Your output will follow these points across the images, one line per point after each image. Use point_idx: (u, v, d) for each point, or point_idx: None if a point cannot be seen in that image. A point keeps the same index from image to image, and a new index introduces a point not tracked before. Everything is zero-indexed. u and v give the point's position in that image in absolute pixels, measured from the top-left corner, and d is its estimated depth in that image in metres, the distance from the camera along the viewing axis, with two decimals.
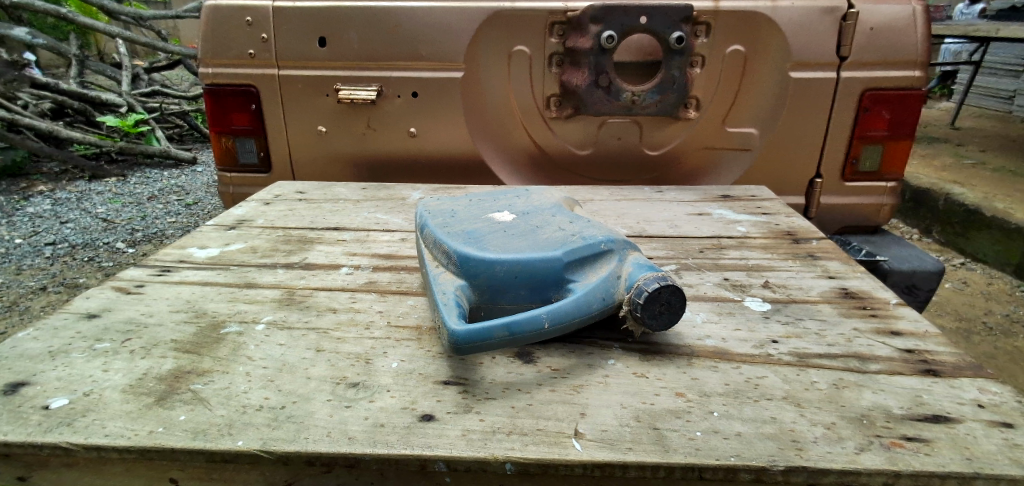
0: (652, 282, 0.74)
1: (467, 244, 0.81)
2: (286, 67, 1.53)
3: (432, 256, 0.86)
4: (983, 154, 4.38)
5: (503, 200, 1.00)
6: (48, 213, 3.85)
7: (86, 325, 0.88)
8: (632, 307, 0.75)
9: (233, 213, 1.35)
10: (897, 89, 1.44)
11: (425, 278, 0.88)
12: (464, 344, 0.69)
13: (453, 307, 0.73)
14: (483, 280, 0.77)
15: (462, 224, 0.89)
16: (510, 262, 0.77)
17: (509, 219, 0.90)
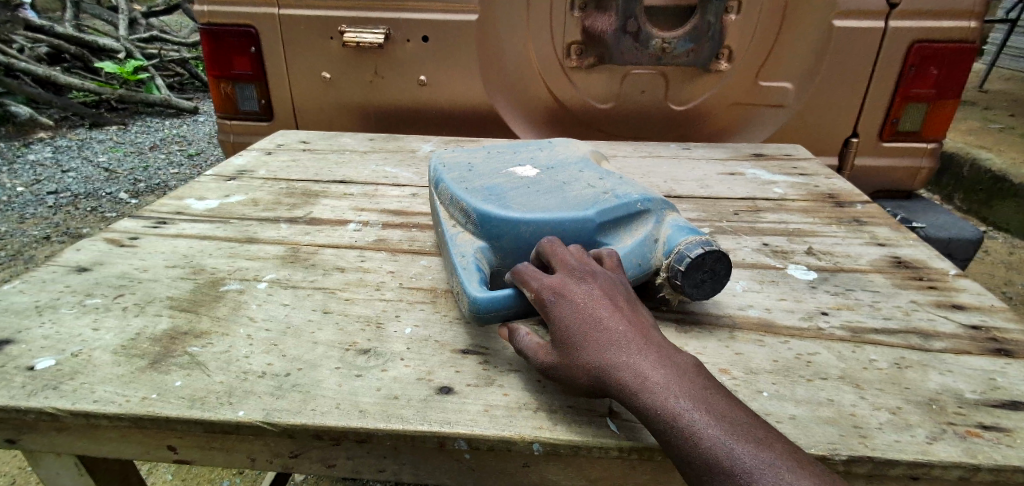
0: (695, 247, 0.66)
1: (488, 200, 0.74)
2: (288, 6, 1.41)
3: (448, 214, 0.79)
4: (1012, 119, 4.21)
5: (524, 154, 0.92)
6: (49, 161, 3.77)
7: (75, 279, 0.82)
8: (671, 274, 0.67)
9: (234, 163, 1.27)
10: (948, 43, 1.32)
11: (440, 237, 0.82)
12: (485, 312, 0.64)
13: (473, 272, 0.68)
14: (506, 241, 0.71)
15: (481, 178, 0.81)
16: (536, 223, 0.70)
17: (533, 175, 0.82)
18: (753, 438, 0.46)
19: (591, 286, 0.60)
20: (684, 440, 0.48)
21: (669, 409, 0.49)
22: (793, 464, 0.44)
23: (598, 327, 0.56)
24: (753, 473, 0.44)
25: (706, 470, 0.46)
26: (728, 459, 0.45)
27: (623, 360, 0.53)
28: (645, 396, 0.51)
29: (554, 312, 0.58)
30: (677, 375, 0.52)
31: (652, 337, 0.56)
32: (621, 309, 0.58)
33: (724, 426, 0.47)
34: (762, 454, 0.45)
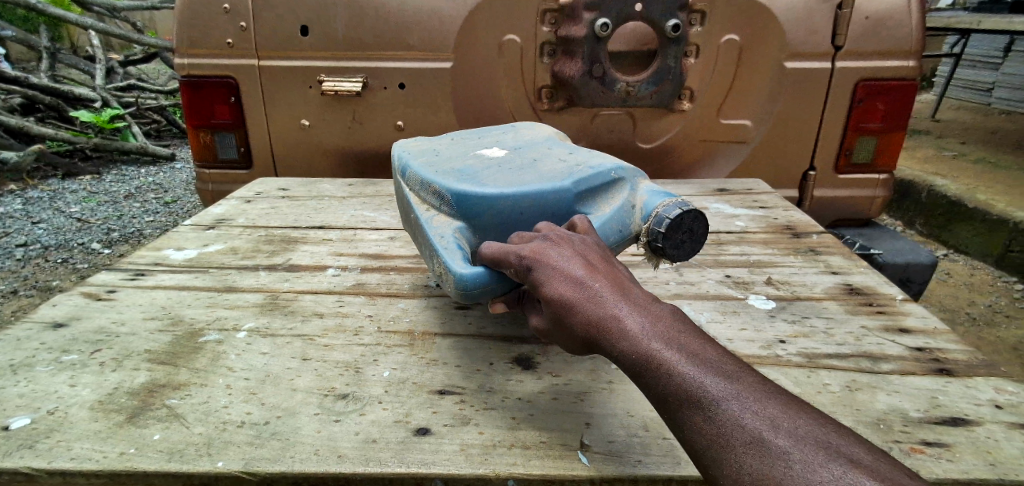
0: (674, 208, 0.73)
1: (462, 181, 0.77)
2: (267, 58, 1.46)
3: (419, 198, 0.81)
4: (964, 146, 4.43)
5: (487, 138, 0.96)
6: (19, 213, 3.72)
7: (51, 335, 0.82)
8: (654, 237, 0.73)
9: (212, 213, 1.29)
10: (893, 79, 1.41)
11: (410, 221, 0.84)
12: (472, 287, 0.69)
13: (455, 250, 0.72)
14: (484, 218, 0.74)
15: (449, 162, 0.84)
16: (514, 196, 0.73)
17: (502, 155, 0.86)
18: (726, 374, 0.50)
19: (569, 247, 0.64)
20: (660, 376, 0.51)
21: (646, 348, 0.53)
22: (761, 392, 0.49)
23: (577, 282, 0.60)
24: (724, 400, 0.48)
25: (681, 403, 0.49)
26: (702, 392, 0.49)
27: (602, 309, 0.57)
28: (622, 338, 0.55)
29: (533, 271, 0.62)
30: (654, 322, 0.55)
31: (628, 289, 0.60)
32: (599, 267, 0.62)
33: (699, 365, 0.51)
34: (734, 386, 0.49)
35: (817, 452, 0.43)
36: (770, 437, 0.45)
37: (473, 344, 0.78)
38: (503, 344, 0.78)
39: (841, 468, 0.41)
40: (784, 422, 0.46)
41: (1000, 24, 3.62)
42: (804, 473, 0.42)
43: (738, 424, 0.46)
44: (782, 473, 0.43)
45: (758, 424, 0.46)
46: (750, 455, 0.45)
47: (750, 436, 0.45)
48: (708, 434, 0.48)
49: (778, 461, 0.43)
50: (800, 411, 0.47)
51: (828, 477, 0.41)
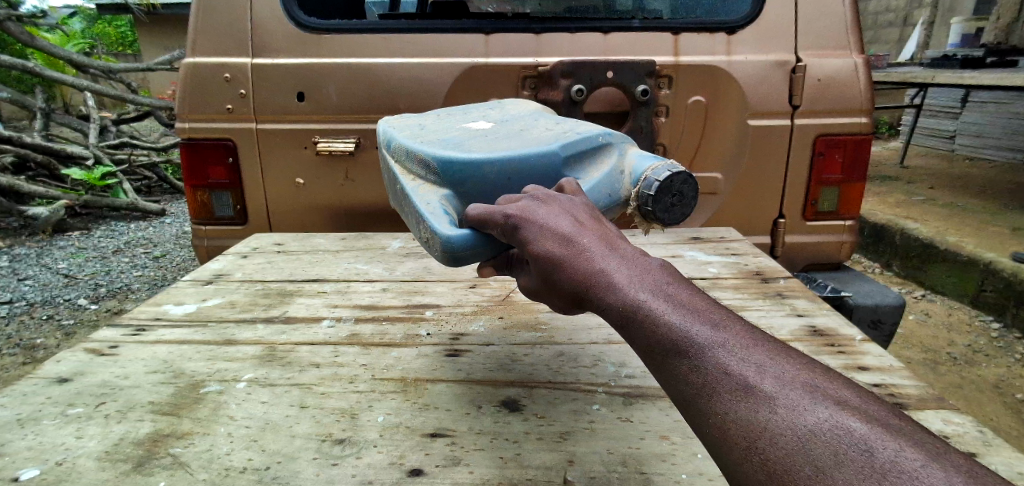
0: (663, 172, 0.82)
1: (448, 149, 0.83)
2: (265, 121, 1.55)
3: (405, 169, 0.87)
4: (932, 191, 4.63)
5: (468, 117, 1.03)
6: (5, 270, 3.71)
7: (56, 390, 0.85)
8: (644, 199, 0.82)
9: (210, 267, 1.34)
10: (847, 134, 1.53)
11: (396, 194, 0.90)
12: (460, 248, 0.74)
13: (441, 214, 0.78)
14: (471, 184, 0.81)
15: (433, 135, 0.90)
16: (500, 162, 0.80)
17: (488, 128, 0.93)
18: (713, 325, 0.54)
19: (560, 210, 0.69)
20: (649, 328, 0.55)
21: (636, 301, 0.57)
22: (747, 342, 0.53)
23: (567, 242, 0.64)
24: (712, 348, 0.52)
25: (670, 352, 0.53)
26: (691, 342, 0.53)
27: (593, 266, 0.61)
28: (612, 294, 0.59)
29: (524, 231, 0.67)
30: (645, 279, 0.59)
31: (618, 247, 0.65)
32: (588, 227, 0.67)
33: (688, 317, 0.55)
34: (723, 336, 0.53)
35: (801, 394, 0.47)
36: (756, 382, 0.49)
37: (463, 388, 0.83)
38: (491, 387, 0.83)
39: (820, 407, 0.46)
40: (770, 369, 0.50)
41: (954, 79, 3.87)
42: (786, 412, 0.46)
43: (725, 370, 0.50)
44: (766, 413, 0.47)
45: (744, 370, 0.50)
46: (735, 397, 0.49)
47: (737, 380, 0.50)
48: (694, 378, 0.52)
49: (763, 403, 0.48)
50: (783, 358, 0.52)
51: (809, 415, 0.46)
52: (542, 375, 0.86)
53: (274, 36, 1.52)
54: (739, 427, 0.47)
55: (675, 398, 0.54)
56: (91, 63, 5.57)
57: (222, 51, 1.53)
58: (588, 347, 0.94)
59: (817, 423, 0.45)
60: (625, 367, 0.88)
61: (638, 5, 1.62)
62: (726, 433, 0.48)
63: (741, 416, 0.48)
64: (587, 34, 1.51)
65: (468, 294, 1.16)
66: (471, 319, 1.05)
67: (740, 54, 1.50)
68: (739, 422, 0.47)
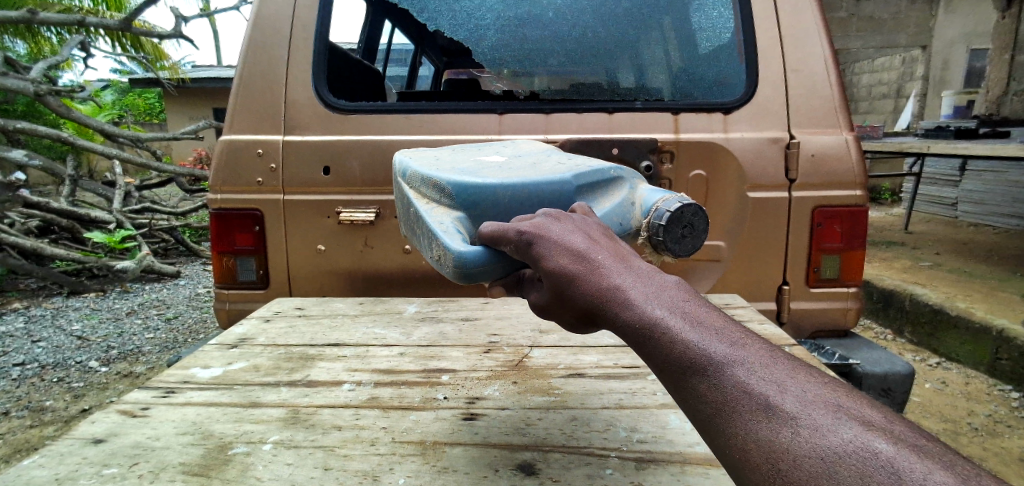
0: (674, 203, 0.89)
1: (462, 176, 0.92)
2: (292, 192, 1.66)
3: (418, 193, 0.95)
4: (939, 257, 4.67)
5: (478, 152, 1.12)
6: (20, 332, 3.77)
7: (91, 450, 0.88)
8: (655, 229, 0.89)
9: (235, 332, 1.40)
10: (844, 206, 1.61)
11: (408, 217, 0.97)
12: (473, 265, 0.81)
13: (454, 234, 0.85)
14: (483, 208, 0.90)
15: (446, 165, 0.99)
16: (516, 188, 0.89)
17: (502, 160, 1.03)
18: (732, 347, 0.58)
19: (574, 228, 0.76)
20: (669, 345, 0.59)
21: (654, 319, 0.61)
22: (767, 364, 0.56)
23: (586, 262, 0.70)
24: (732, 368, 0.56)
25: (690, 369, 0.57)
26: (710, 362, 0.57)
27: (612, 285, 0.67)
28: (630, 310, 0.63)
29: (541, 246, 0.73)
30: (663, 300, 0.64)
31: (633, 268, 0.70)
32: (606, 250, 0.72)
33: (707, 337, 0.59)
34: (742, 358, 0.57)
35: (822, 415, 0.50)
36: (778, 402, 0.52)
37: (480, 451, 0.86)
38: (507, 451, 0.86)
39: (845, 429, 0.48)
40: (792, 390, 0.53)
41: (948, 149, 4.00)
42: (808, 434, 0.49)
43: (745, 390, 0.54)
44: (788, 433, 0.49)
45: (765, 391, 0.53)
46: (756, 416, 0.52)
47: (758, 400, 0.53)
48: (713, 395, 0.55)
49: (784, 423, 0.50)
50: (803, 381, 0.55)
51: (834, 437, 0.48)
52: (556, 439, 0.90)
53: (306, 115, 1.66)
54: (760, 445, 0.50)
55: (694, 417, 0.57)
56: (120, 133, 5.88)
57: (257, 128, 1.66)
58: (599, 412, 0.98)
59: (841, 444, 0.47)
60: (636, 432, 0.91)
61: (640, 85, 1.74)
62: (747, 452, 0.51)
63: (763, 437, 0.50)
64: (594, 113, 1.63)
65: (483, 359, 1.20)
66: (486, 383, 1.09)
67: (738, 132, 1.61)
68: (762, 443, 0.50)
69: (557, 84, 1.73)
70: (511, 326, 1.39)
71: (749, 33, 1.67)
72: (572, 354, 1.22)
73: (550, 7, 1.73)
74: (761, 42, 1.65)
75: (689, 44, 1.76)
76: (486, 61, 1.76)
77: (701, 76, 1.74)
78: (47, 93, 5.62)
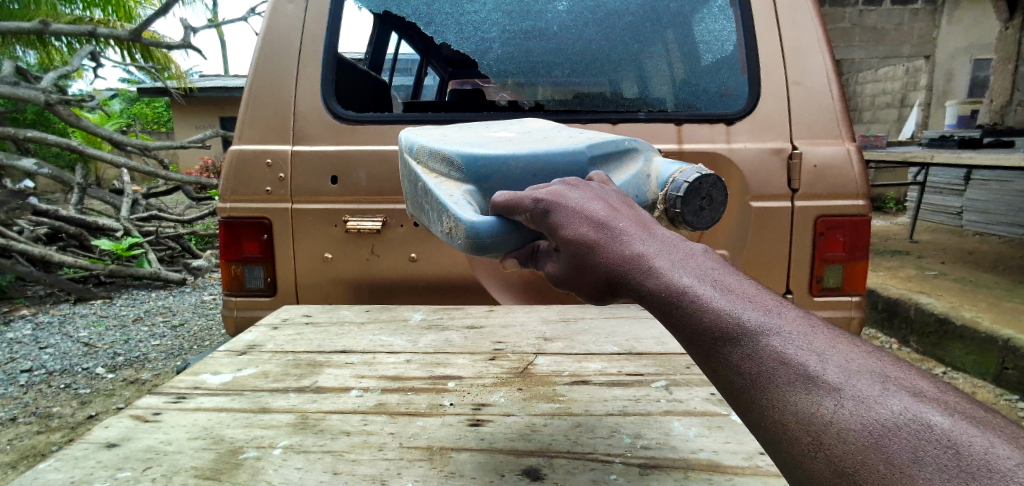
0: (692, 174, 0.92)
1: (472, 150, 0.94)
2: (300, 201, 1.68)
3: (427, 168, 0.98)
4: (944, 266, 4.66)
5: (485, 127, 1.14)
6: (28, 339, 3.81)
7: (105, 454, 0.90)
8: (673, 201, 0.92)
9: (244, 339, 1.42)
10: (846, 216, 1.63)
11: (416, 192, 0.99)
12: (484, 235, 0.83)
13: (465, 206, 0.88)
14: (493, 181, 0.92)
15: (455, 139, 1.01)
16: (530, 159, 0.92)
17: (513, 134, 1.05)
18: (768, 321, 0.62)
19: (589, 195, 0.79)
20: (704, 320, 0.63)
21: (684, 291, 0.65)
22: (805, 337, 0.61)
23: (607, 234, 0.72)
24: (769, 342, 0.60)
25: (727, 343, 0.61)
26: (748, 336, 0.61)
27: (635, 255, 0.70)
28: (655, 279, 0.66)
29: (556, 215, 0.76)
30: (694, 272, 0.68)
31: (656, 236, 0.73)
32: (626, 220, 0.75)
33: (744, 312, 0.63)
34: (779, 333, 0.61)
35: (869, 388, 0.54)
36: (821, 375, 0.56)
37: (486, 457, 0.88)
38: (513, 456, 0.88)
39: (894, 401, 0.53)
40: (835, 363, 0.57)
41: (952, 158, 4.01)
42: (856, 407, 0.53)
43: (788, 364, 0.58)
44: (834, 405, 0.54)
45: (807, 364, 0.58)
46: (800, 389, 0.56)
47: (800, 374, 0.57)
48: (752, 366, 0.59)
49: (829, 396, 0.55)
50: (844, 354, 0.59)
51: (883, 408, 0.52)
52: (561, 445, 0.91)
53: (313, 125, 1.69)
54: (803, 417, 0.55)
55: (728, 390, 0.61)
56: (128, 142, 5.94)
57: (265, 139, 1.68)
58: (604, 419, 0.99)
59: (892, 416, 0.51)
60: (640, 439, 0.92)
61: (642, 96, 1.77)
62: (788, 425, 0.55)
63: (808, 409, 0.55)
64: (598, 124, 1.66)
65: (488, 366, 1.22)
66: (491, 390, 1.11)
67: (740, 142, 1.63)
68: (806, 413, 0.55)
69: (561, 95, 1.77)
70: (516, 334, 1.40)
71: (750, 46, 1.69)
72: (576, 361, 1.24)
73: (555, 21, 1.74)
74: (762, 54, 1.67)
75: (692, 58, 1.79)
76: (492, 73, 1.79)
77: (703, 88, 1.77)
78: (57, 102, 5.68)
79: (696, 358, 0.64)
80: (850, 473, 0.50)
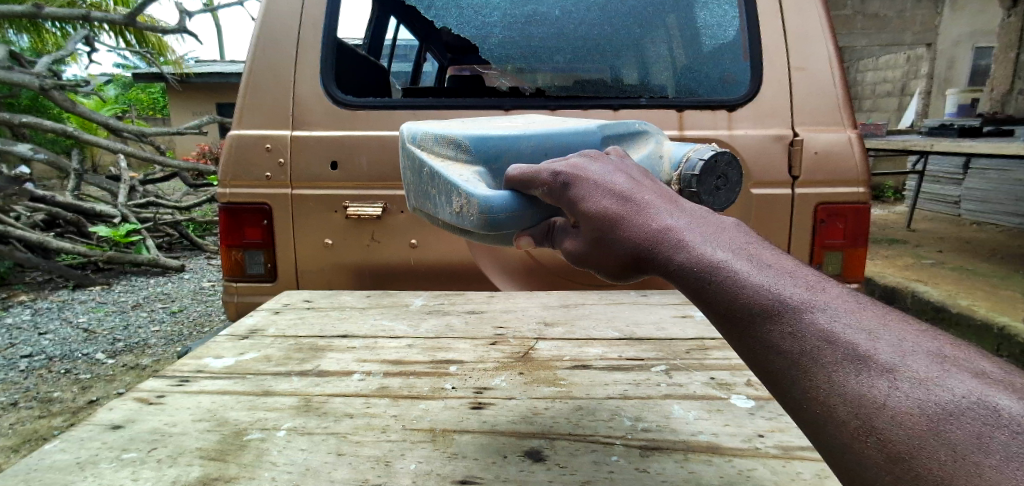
0: (707, 152, 0.95)
1: (478, 134, 0.95)
2: (300, 187, 1.68)
3: (430, 153, 0.95)
4: (941, 255, 4.67)
5: (484, 119, 1.14)
6: (27, 324, 3.82)
7: (111, 436, 0.91)
8: (689, 180, 0.95)
9: (245, 323, 1.42)
10: (846, 203, 1.63)
11: (417, 179, 0.95)
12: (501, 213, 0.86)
13: (477, 185, 0.89)
14: (502, 162, 0.95)
15: (458, 124, 1.01)
16: (541, 140, 0.96)
17: (515, 120, 1.08)
18: (812, 301, 0.61)
19: (610, 168, 0.82)
20: (740, 297, 0.62)
21: (717, 264, 0.65)
22: (849, 315, 0.60)
23: (635, 211, 0.73)
24: (815, 322, 0.59)
25: (767, 321, 0.60)
26: (791, 316, 0.60)
27: (665, 232, 0.70)
28: (686, 254, 0.66)
29: (577, 189, 0.78)
30: (729, 250, 0.68)
31: (682, 212, 0.75)
32: (653, 198, 0.76)
33: (785, 291, 0.62)
34: (825, 312, 0.60)
35: (927, 370, 0.53)
36: (873, 355, 0.55)
37: (489, 439, 0.89)
38: (515, 438, 0.89)
39: (956, 385, 0.51)
40: (885, 343, 0.56)
41: (952, 147, 4.00)
42: (913, 389, 0.51)
43: (837, 345, 0.57)
44: (887, 386, 0.52)
45: (855, 343, 0.56)
46: (849, 370, 0.55)
47: (850, 354, 0.56)
48: (794, 343, 0.58)
49: (882, 377, 0.53)
50: (898, 335, 0.58)
51: (945, 392, 0.51)
52: (562, 427, 0.92)
53: (313, 111, 1.68)
54: (852, 399, 0.53)
55: (767, 369, 0.60)
56: (124, 127, 5.90)
57: (265, 124, 1.68)
58: (604, 402, 1.00)
59: (954, 399, 0.50)
60: (641, 421, 0.93)
61: (644, 83, 1.76)
62: (834, 405, 0.53)
63: (859, 389, 0.53)
64: (599, 110, 1.65)
65: (490, 350, 1.23)
66: (493, 374, 1.12)
67: (741, 129, 1.63)
68: (857, 392, 0.53)
69: (562, 81, 1.76)
70: (517, 318, 1.41)
71: (754, 31, 1.68)
72: (577, 346, 1.24)
73: (555, 5, 1.73)
74: (766, 40, 1.66)
75: (694, 44, 1.78)
76: (492, 58, 1.78)
77: (704, 74, 1.76)
78: (52, 87, 5.62)
79: (729, 336, 0.63)
80: (905, 456, 0.48)
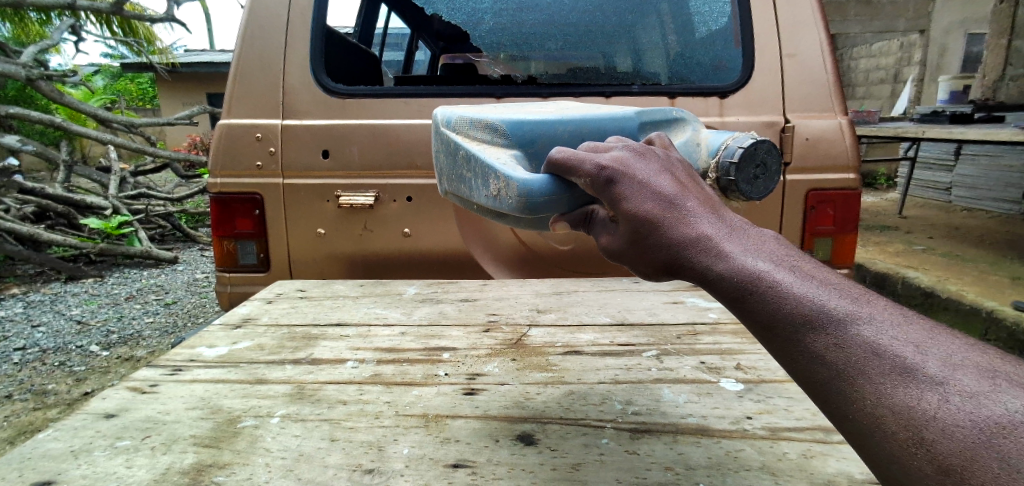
0: (746, 141, 0.95)
1: (513, 119, 0.97)
2: (291, 176, 1.67)
3: (465, 141, 0.97)
4: (932, 241, 4.71)
5: (516, 104, 1.15)
6: (19, 317, 3.80)
7: (104, 424, 0.91)
8: (727, 169, 0.95)
9: (238, 312, 1.42)
10: (835, 190, 1.64)
11: (454, 164, 0.98)
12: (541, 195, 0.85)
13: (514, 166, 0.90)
14: (538, 145, 0.97)
15: (492, 110, 1.03)
16: (579, 124, 0.98)
17: (550, 106, 1.09)
18: (857, 312, 0.60)
19: (654, 165, 0.80)
20: (782, 306, 0.62)
21: (758, 274, 0.64)
22: (894, 326, 0.59)
23: (676, 216, 0.72)
24: (861, 335, 0.58)
25: (811, 332, 0.59)
26: (835, 326, 0.59)
27: (706, 241, 0.69)
28: (726, 264, 0.66)
29: (620, 186, 0.76)
30: (771, 261, 0.67)
31: (720, 218, 0.74)
32: (696, 204, 0.75)
33: (829, 302, 0.61)
34: (870, 324, 0.59)
35: (974, 382, 0.51)
36: (919, 366, 0.54)
37: (481, 423, 0.89)
38: (507, 422, 0.90)
39: (1007, 399, 0.49)
40: (932, 354, 0.55)
41: (944, 133, 4.02)
42: (963, 403, 0.50)
43: (883, 355, 0.56)
44: (936, 399, 0.51)
45: (902, 353, 0.55)
46: (895, 382, 0.54)
47: (896, 366, 0.55)
48: (840, 353, 0.57)
49: (931, 390, 0.52)
50: (944, 347, 0.56)
51: (996, 406, 0.49)
52: (554, 411, 0.93)
53: (305, 99, 1.67)
54: (902, 412, 0.52)
55: (812, 381, 0.59)
56: (113, 118, 5.83)
57: (254, 113, 1.66)
58: (595, 386, 1.01)
59: (1007, 414, 0.48)
60: (631, 405, 0.94)
61: (637, 70, 1.76)
62: (883, 418, 0.53)
63: (904, 401, 0.52)
64: (591, 97, 1.65)
65: (482, 337, 1.23)
66: (485, 360, 1.13)
67: (733, 116, 1.63)
68: (904, 403, 0.52)
69: (555, 69, 1.74)
70: (509, 306, 1.42)
71: (745, 18, 1.67)
72: (569, 332, 1.25)
73: None
74: (757, 27, 1.66)
75: (687, 30, 1.78)
76: (484, 45, 1.78)
77: (697, 61, 1.76)
78: (40, 78, 5.54)
79: (773, 347, 0.63)
80: (957, 470, 0.47)
